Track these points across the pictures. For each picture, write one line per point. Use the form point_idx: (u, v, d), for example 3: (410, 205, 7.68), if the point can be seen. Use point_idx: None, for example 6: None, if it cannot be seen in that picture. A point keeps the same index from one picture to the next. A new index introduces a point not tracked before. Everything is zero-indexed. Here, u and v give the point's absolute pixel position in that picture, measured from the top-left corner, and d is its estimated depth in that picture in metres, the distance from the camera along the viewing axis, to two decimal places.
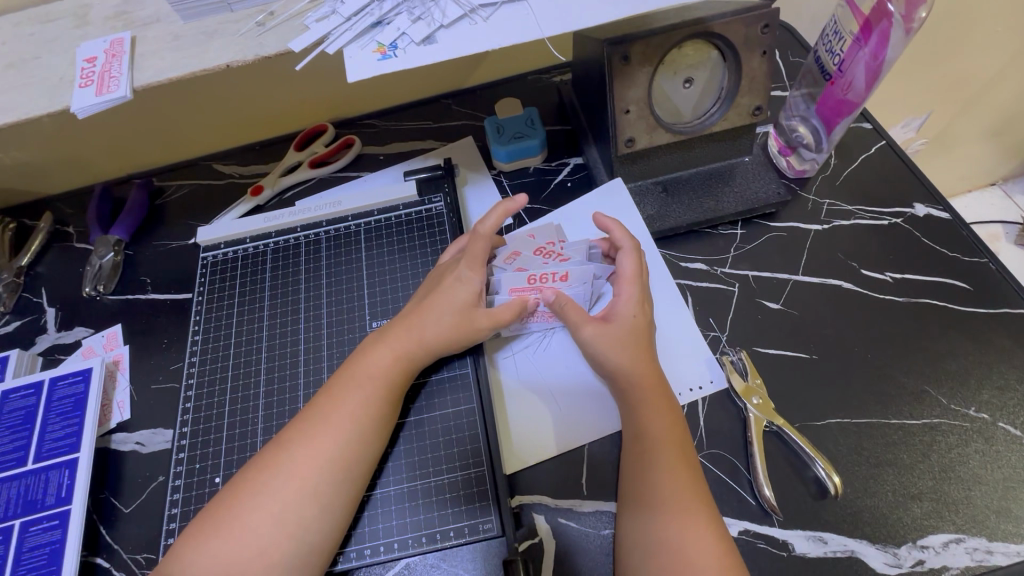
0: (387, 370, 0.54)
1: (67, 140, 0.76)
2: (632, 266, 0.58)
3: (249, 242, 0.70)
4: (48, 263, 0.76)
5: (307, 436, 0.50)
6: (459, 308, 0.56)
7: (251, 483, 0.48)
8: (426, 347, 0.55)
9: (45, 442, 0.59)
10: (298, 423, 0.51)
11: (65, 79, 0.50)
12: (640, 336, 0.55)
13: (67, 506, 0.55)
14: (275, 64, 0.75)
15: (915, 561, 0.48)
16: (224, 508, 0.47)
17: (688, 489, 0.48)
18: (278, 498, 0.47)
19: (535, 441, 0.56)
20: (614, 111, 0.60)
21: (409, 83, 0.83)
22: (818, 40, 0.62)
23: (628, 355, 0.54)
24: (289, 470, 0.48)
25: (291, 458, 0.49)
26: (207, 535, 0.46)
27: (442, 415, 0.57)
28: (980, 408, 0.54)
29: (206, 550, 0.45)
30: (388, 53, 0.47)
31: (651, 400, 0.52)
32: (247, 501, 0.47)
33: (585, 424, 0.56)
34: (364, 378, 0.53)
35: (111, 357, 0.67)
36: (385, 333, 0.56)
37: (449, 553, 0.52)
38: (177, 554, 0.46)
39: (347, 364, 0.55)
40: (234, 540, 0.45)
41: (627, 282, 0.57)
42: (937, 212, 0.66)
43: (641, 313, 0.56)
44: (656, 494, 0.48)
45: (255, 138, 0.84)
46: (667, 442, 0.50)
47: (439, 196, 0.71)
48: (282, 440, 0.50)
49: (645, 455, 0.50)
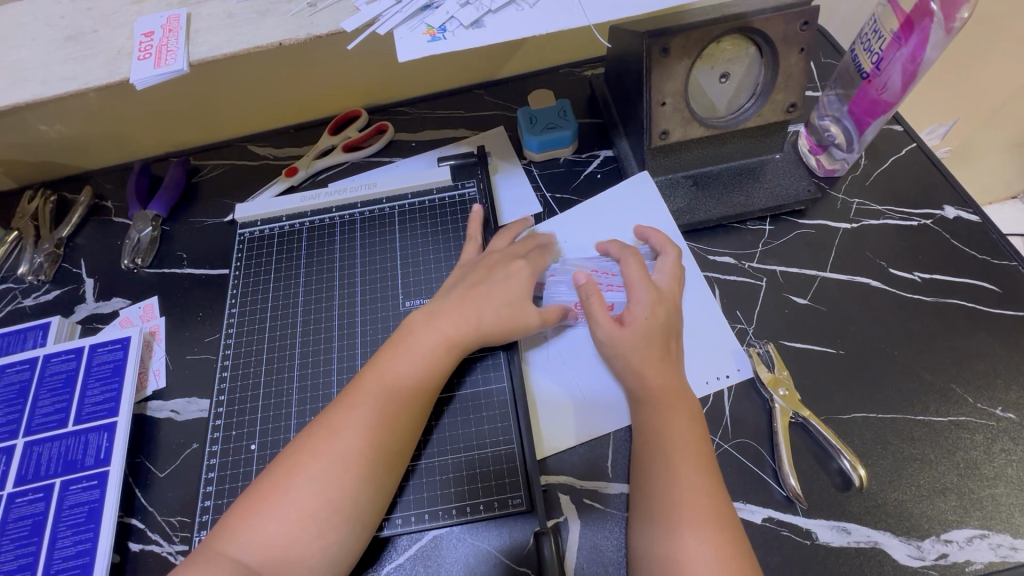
0: (439, 357, 0.55)
1: (110, 116, 0.79)
2: (636, 267, 0.59)
3: (285, 220, 0.71)
4: (87, 235, 0.78)
5: (361, 416, 0.51)
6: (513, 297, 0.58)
7: (293, 465, 0.49)
8: (476, 329, 0.56)
9: (85, 405, 0.61)
10: (344, 404, 0.52)
11: (123, 52, 0.52)
12: (654, 338, 0.55)
13: (105, 468, 0.57)
14: (313, 47, 0.76)
15: (938, 555, 0.49)
16: (268, 486, 0.48)
17: (710, 492, 0.48)
18: (335, 484, 0.48)
19: (562, 426, 0.57)
20: (650, 102, 0.60)
21: (442, 71, 0.84)
22: (856, 38, 0.62)
23: (643, 354, 0.54)
24: (342, 453, 0.49)
25: (347, 445, 0.49)
26: (255, 510, 0.47)
27: (475, 397, 0.58)
28: (1006, 408, 0.55)
29: (248, 519, 0.47)
30: (437, 35, 0.48)
31: (667, 407, 0.52)
32: (295, 483, 0.48)
33: (614, 409, 0.57)
34: (420, 366, 0.54)
35: (148, 327, 0.69)
36: (435, 316, 0.57)
37: (475, 527, 0.53)
38: (222, 530, 0.47)
39: (392, 343, 0.56)
40: (283, 518, 0.47)
41: (637, 286, 0.57)
42: (967, 214, 0.67)
43: (653, 315, 0.56)
44: (682, 496, 0.47)
45: (290, 121, 0.86)
46: (686, 448, 0.50)
47: (472, 181, 0.72)
48: (327, 422, 0.51)
49: (654, 455, 0.50)
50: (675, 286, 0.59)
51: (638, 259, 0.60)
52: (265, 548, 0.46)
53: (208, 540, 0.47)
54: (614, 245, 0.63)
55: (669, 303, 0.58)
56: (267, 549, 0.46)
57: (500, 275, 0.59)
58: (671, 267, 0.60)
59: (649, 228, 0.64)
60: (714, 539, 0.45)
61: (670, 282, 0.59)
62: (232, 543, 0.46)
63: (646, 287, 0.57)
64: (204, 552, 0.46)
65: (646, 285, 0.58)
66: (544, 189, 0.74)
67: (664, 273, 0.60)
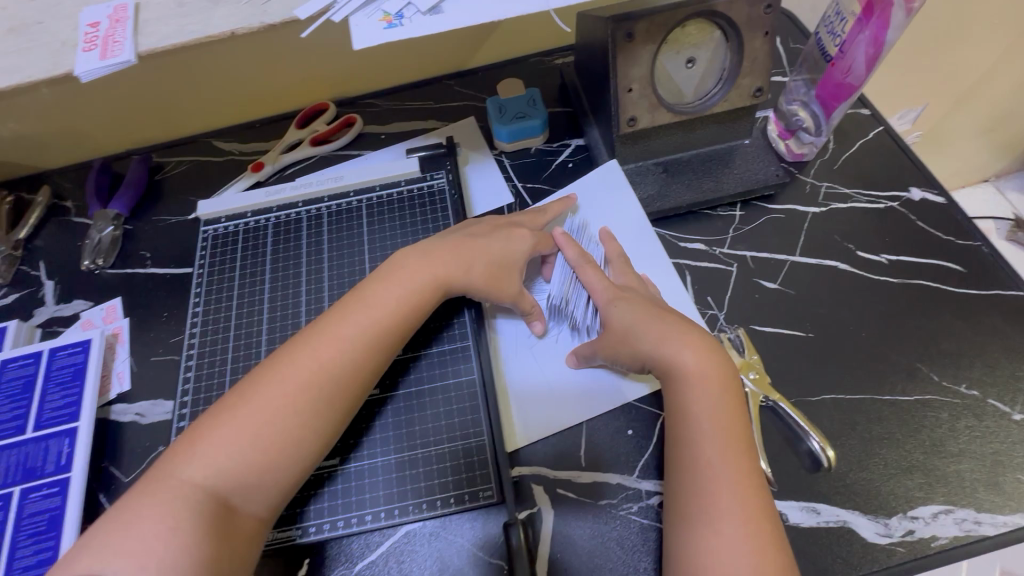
0: (422, 296, 0.55)
1: (67, 113, 0.76)
2: (593, 273, 0.59)
3: (250, 216, 0.70)
4: (46, 236, 0.76)
5: (338, 347, 0.51)
6: (506, 263, 0.59)
7: (263, 390, 0.49)
8: (456, 274, 0.57)
9: (44, 410, 0.59)
10: (319, 333, 0.52)
11: (67, 43, 0.50)
12: (639, 321, 0.54)
13: (66, 474, 0.55)
14: (275, 38, 0.75)
15: (905, 532, 0.50)
16: (239, 402, 0.49)
17: (744, 486, 0.46)
18: (308, 409, 0.49)
19: (536, 414, 0.57)
20: (617, 89, 0.60)
21: (410, 63, 0.83)
22: (819, 22, 0.63)
23: (636, 342, 0.53)
24: (316, 383, 0.50)
25: (322, 373, 0.50)
26: (212, 432, 0.47)
27: (448, 351, 0.60)
28: (971, 386, 0.56)
29: (214, 434, 0.47)
30: (394, 21, 0.47)
31: (711, 388, 0.49)
32: (262, 405, 0.48)
33: (574, 395, 0.58)
34: (397, 302, 0.54)
35: (111, 329, 0.67)
36: (422, 256, 0.57)
37: (448, 521, 0.53)
38: (184, 446, 0.47)
39: (370, 281, 0.56)
40: (249, 440, 0.47)
41: (597, 285, 0.58)
42: (932, 196, 0.67)
43: (625, 303, 0.55)
44: (720, 489, 0.46)
45: (255, 116, 0.84)
46: (726, 436, 0.47)
47: (441, 172, 0.71)
48: (303, 346, 0.51)
49: (690, 447, 0.48)
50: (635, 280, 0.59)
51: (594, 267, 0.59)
52: (223, 468, 0.46)
53: (165, 462, 0.47)
54: (571, 247, 0.61)
55: (640, 292, 0.58)
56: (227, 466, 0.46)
57: (500, 237, 0.59)
58: (624, 270, 0.60)
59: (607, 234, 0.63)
60: (748, 530, 0.44)
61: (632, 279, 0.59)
62: (193, 460, 0.46)
63: (606, 285, 0.58)
64: (159, 475, 0.46)
65: (605, 284, 0.58)
66: (515, 179, 0.73)
67: (620, 273, 0.60)
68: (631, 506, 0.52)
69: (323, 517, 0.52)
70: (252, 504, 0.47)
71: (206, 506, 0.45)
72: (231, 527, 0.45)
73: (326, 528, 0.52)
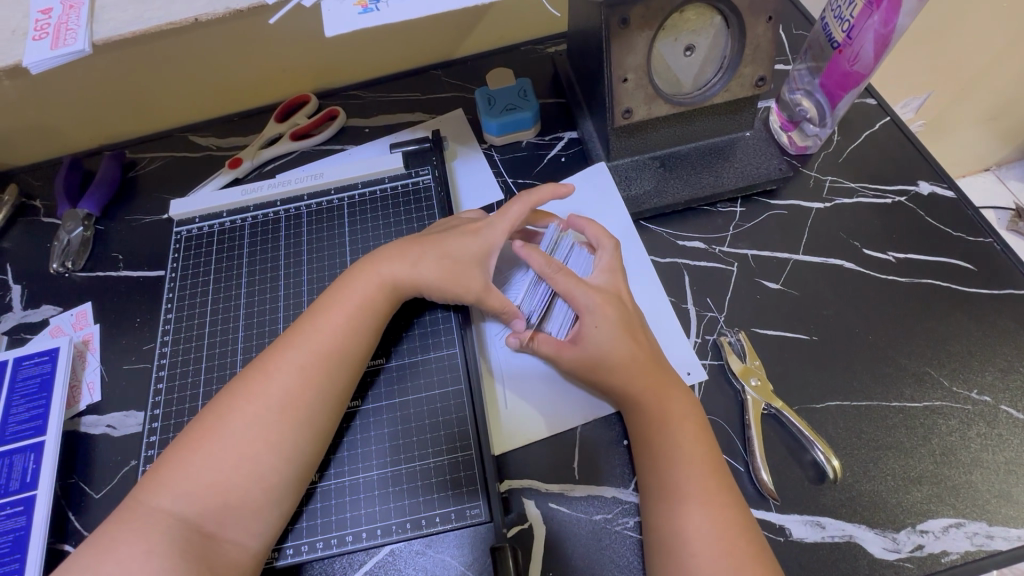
0: (379, 300, 0.53)
1: (32, 107, 0.72)
2: (568, 278, 0.53)
3: (225, 216, 0.66)
4: (13, 237, 0.72)
5: (303, 367, 0.49)
6: (473, 258, 0.54)
7: (227, 409, 0.47)
8: (425, 283, 0.54)
9: (8, 425, 0.56)
10: (281, 346, 0.50)
11: (17, 33, 0.46)
12: (617, 344, 0.51)
13: (31, 492, 0.52)
14: (250, 26, 0.70)
15: (914, 547, 0.47)
16: (207, 433, 0.46)
17: (722, 492, 0.45)
18: (275, 426, 0.47)
19: (515, 428, 0.55)
20: (611, 79, 0.56)
21: (395, 52, 0.79)
22: (826, 6, 0.59)
23: (609, 352, 0.51)
24: (286, 403, 0.47)
25: (284, 387, 0.48)
26: (186, 460, 0.45)
27: (419, 360, 0.57)
28: (982, 391, 0.53)
29: (187, 467, 0.45)
30: (369, 6, 0.43)
31: (672, 395, 0.50)
32: (228, 426, 0.46)
33: (554, 411, 0.55)
34: (363, 315, 0.52)
35: (81, 336, 0.64)
36: (383, 261, 0.55)
37: (434, 539, 0.50)
38: (154, 484, 0.45)
39: (329, 290, 0.54)
40: (230, 470, 0.45)
41: (578, 292, 0.53)
42: (941, 190, 0.64)
43: (602, 317, 0.52)
44: (698, 496, 0.45)
45: (233, 109, 0.80)
46: (700, 451, 0.47)
47: (427, 168, 0.67)
48: (263, 362, 0.50)
49: (666, 455, 0.47)
50: (614, 282, 0.55)
51: (566, 272, 0.54)
52: (197, 494, 0.44)
53: (139, 494, 0.45)
54: (536, 254, 0.53)
55: (617, 299, 0.53)
56: (209, 500, 0.44)
57: (456, 232, 0.56)
58: (610, 264, 0.55)
59: (584, 218, 0.58)
60: (727, 536, 0.43)
61: (614, 279, 0.55)
62: (168, 498, 0.44)
63: (589, 293, 0.52)
64: (135, 506, 0.44)
65: (586, 288, 0.53)
66: (505, 174, 0.70)
67: (602, 271, 0.55)
68: (626, 521, 0.50)
69: (302, 538, 0.50)
70: (242, 535, 0.45)
71: (189, 538, 0.43)
72: (216, 556, 0.43)
73: (305, 550, 0.49)
